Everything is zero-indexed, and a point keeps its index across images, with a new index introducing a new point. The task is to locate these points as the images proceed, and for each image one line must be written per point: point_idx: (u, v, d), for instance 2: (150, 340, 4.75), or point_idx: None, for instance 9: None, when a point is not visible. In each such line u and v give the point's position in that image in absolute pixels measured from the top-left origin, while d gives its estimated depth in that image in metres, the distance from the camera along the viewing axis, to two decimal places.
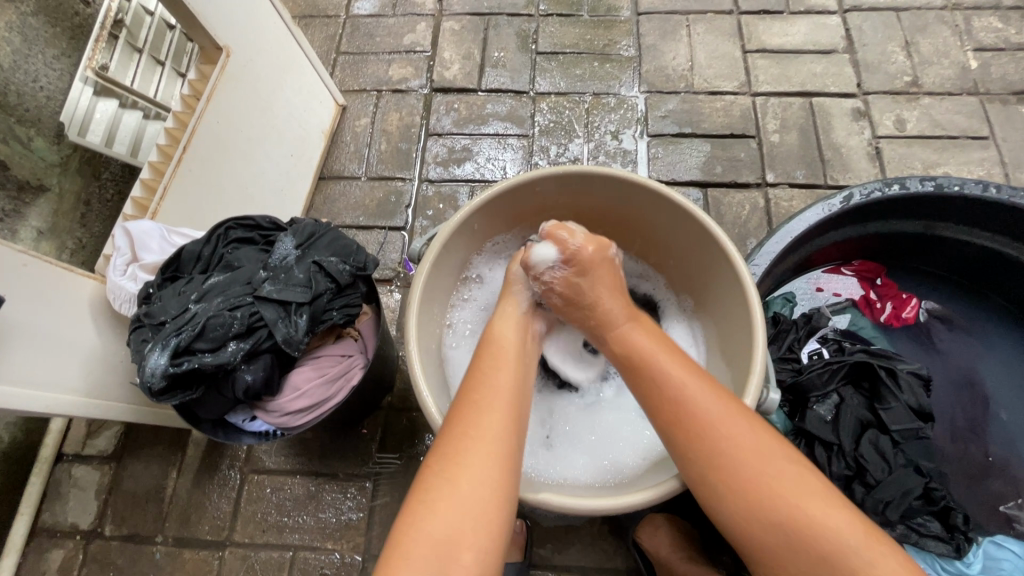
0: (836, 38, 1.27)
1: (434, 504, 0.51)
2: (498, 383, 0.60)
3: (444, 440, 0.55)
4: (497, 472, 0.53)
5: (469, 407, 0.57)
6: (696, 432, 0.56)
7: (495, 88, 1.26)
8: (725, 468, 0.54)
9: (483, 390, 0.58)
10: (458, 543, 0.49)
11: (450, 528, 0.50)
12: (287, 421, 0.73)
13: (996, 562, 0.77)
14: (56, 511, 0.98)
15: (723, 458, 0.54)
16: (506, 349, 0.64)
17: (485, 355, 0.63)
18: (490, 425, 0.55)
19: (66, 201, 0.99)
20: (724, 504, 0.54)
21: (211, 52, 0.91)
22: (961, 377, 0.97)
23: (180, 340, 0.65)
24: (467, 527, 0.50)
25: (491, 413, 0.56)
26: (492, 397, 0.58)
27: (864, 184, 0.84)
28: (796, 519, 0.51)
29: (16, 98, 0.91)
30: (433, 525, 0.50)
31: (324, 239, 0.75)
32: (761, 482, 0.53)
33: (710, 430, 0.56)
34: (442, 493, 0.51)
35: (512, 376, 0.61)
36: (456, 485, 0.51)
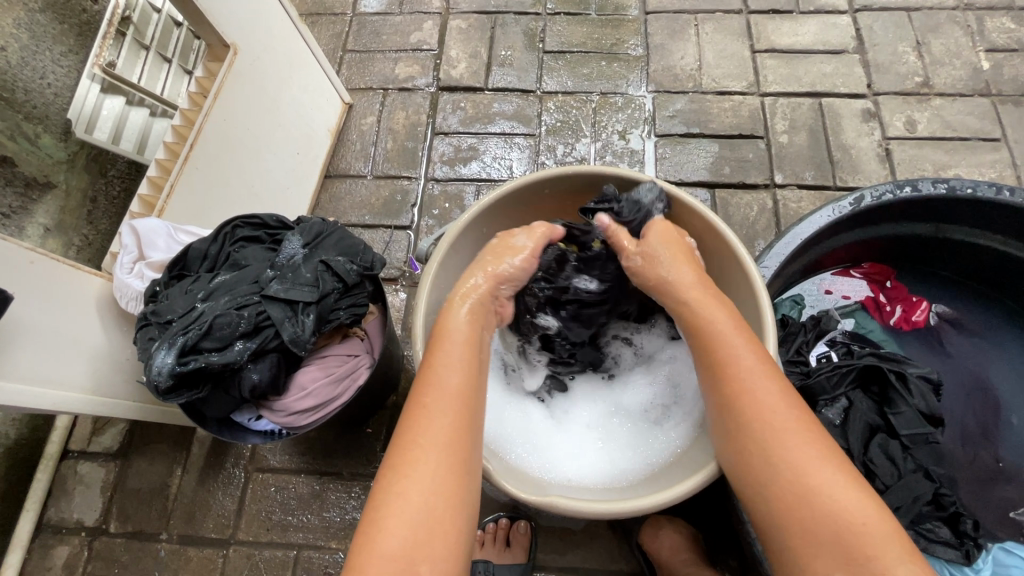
0: (846, 38, 1.26)
1: (387, 520, 0.48)
2: (451, 377, 0.57)
3: (395, 449, 0.52)
4: (446, 479, 0.51)
5: (419, 412, 0.54)
6: (737, 394, 0.57)
7: (502, 86, 1.26)
8: (765, 439, 0.54)
9: (430, 390, 0.55)
10: (416, 556, 0.47)
11: (404, 543, 0.47)
12: (293, 421, 0.73)
13: (1005, 569, 0.76)
14: (62, 508, 0.98)
15: (761, 424, 0.55)
16: (456, 342, 0.60)
17: (434, 348, 0.60)
18: (446, 424, 0.53)
19: (73, 198, 0.99)
20: (760, 476, 0.54)
21: (219, 50, 0.91)
22: (971, 381, 0.96)
23: (186, 339, 0.64)
24: (427, 544, 0.48)
25: (443, 415, 0.54)
26: (444, 396, 0.55)
27: (876, 186, 0.83)
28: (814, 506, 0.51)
29: (24, 95, 0.90)
30: (389, 538, 0.47)
31: (332, 238, 0.75)
32: (785, 455, 0.53)
33: (751, 396, 0.56)
34: (391, 505, 0.49)
35: (466, 372, 0.58)
36: (406, 497, 0.49)
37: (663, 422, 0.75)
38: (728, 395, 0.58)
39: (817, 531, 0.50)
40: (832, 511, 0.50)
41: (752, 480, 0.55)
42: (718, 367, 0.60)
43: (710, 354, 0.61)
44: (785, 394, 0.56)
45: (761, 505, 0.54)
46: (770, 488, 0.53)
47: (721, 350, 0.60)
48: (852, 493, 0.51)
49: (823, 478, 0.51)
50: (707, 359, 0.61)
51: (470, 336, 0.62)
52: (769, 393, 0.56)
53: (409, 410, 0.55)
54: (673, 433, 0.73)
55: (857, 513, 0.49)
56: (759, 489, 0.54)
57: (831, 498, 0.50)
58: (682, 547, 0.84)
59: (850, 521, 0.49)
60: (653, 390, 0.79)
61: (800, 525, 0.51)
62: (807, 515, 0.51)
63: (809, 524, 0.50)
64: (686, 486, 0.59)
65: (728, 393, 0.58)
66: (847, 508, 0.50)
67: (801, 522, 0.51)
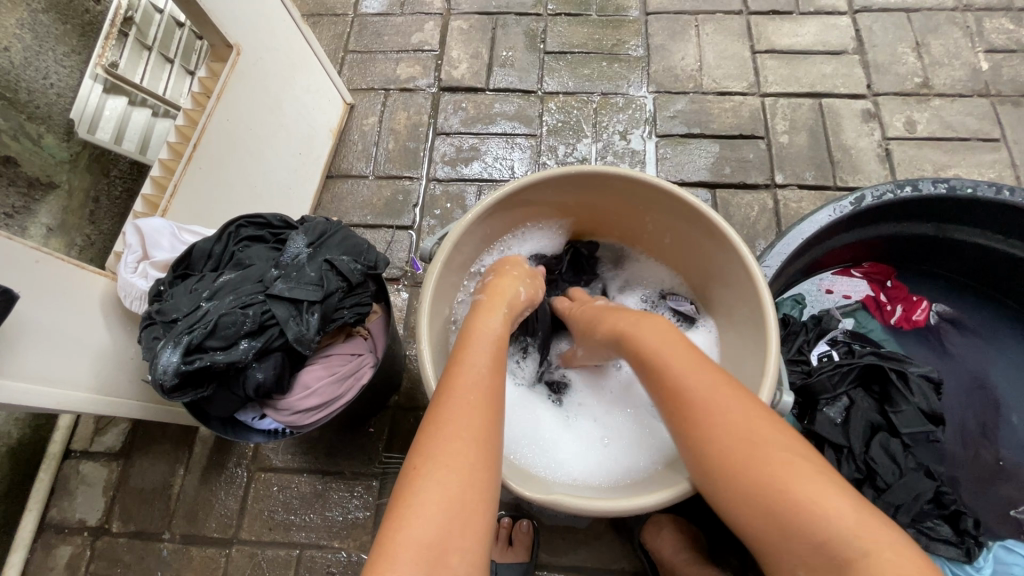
0: (846, 39, 1.26)
1: (421, 509, 0.47)
2: (482, 376, 0.57)
3: (429, 440, 0.52)
4: (479, 472, 0.50)
5: (458, 407, 0.54)
6: (678, 408, 0.57)
7: (503, 87, 1.26)
8: (721, 450, 0.53)
9: (466, 388, 0.56)
10: (449, 545, 0.46)
11: (441, 530, 0.46)
12: (297, 420, 0.73)
13: (1006, 566, 0.77)
14: (64, 508, 0.99)
15: (704, 434, 0.54)
16: (484, 343, 0.62)
17: (463, 350, 0.60)
18: (482, 421, 0.54)
19: (75, 198, 0.99)
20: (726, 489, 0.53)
21: (222, 50, 0.91)
22: (971, 380, 0.96)
23: (192, 337, 0.64)
24: (458, 533, 0.47)
25: (479, 411, 0.54)
26: (475, 391, 0.56)
27: (876, 185, 0.84)
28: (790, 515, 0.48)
29: (27, 95, 0.91)
30: (424, 525, 0.47)
31: (336, 237, 0.75)
32: (732, 458, 0.52)
33: (694, 407, 0.56)
34: (429, 495, 0.48)
35: (495, 372, 0.59)
36: (445, 487, 0.49)
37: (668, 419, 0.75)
38: (671, 410, 0.58)
39: (776, 528, 0.49)
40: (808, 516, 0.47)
41: (711, 488, 0.54)
42: (658, 386, 0.60)
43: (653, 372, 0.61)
44: (729, 397, 0.55)
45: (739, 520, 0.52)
46: (738, 500, 0.52)
47: (658, 367, 0.60)
48: (809, 480, 0.48)
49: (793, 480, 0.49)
50: (648, 376, 0.62)
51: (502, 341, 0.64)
52: (710, 400, 0.55)
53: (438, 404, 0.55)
54: None
55: (812, 500, 0.47)
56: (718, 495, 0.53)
57: (785, 491, 0.49)
58: (683, 546, 0.85)
59: (803, 513, 0.47)
60: None
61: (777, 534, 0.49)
62: (763, 513, 0.50)
63: (767, 522, 0.49)
64: (688, 485, 0.59)
65: (671, 407, 0.58)
66: (801, 500, 0.48)
67: (761, 521, 0.50)
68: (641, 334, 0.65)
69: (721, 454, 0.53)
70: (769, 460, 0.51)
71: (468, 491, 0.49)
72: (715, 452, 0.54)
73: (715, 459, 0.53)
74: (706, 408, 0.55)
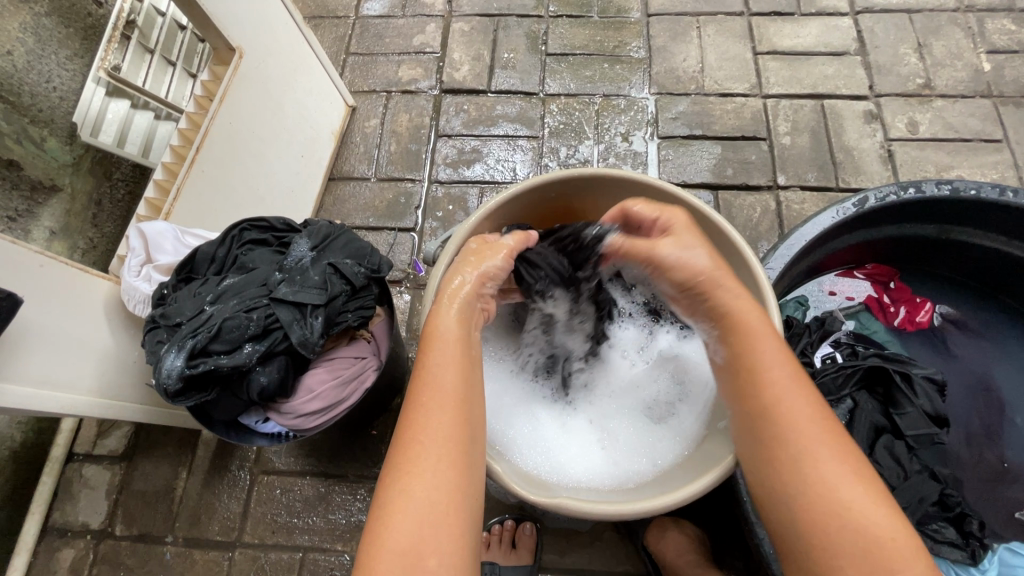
0: (848, 40, 1.26)
1: (391, 519, 0.48)
2: (450, 379, 0.57)
3: (395, 450, 0.53)
4: (449, 479, 0.51)
5: (417, 411, 0.54)
6: (769, 403, 0.57)
7: (505, 89, 1.26)
8: (795, 444, 0.55)
9: (428, 390, 0.55)
10: (422, 551, 0.47)
11: (410, 537, 0.48)
12: (301, 423, 0.73)
13: (1012, 570, 0.76)
14: (67, 511, 0.98)
15: (796, 438, 0.55)
16: (446, 341, 0.59)
17: (426, 349, 0.59)
18: (446, 421, 0.53)
19: (78, 201, 0.99)
20: (786, 480, 0.54)
21: (224, 54, 0.91)
22: (975, 382, 0.96)
23: (196, 341, 0.64)
24: (428, 536, 0.48)
25: (448, 416, 0.54)
26: (441, 397, 0.55)
27: (880, 187, 0.84)
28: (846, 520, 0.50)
29: (30, 99, 0.91)
30: (392, 534, 0.48)
31: (339, 241, 0.75)
32: (812, 467, 0.53)
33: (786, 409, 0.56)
34: (395, 506, 0.49)
35: (465, 369, 0.58)
36: (411, 495, 0.49)
37: (667, 425, 0.76)
38: (762, 405, 0.57)
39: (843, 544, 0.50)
40: (859, 523, 0.50)
41: (781, 491, 0.54)
42: (753, 376, 0.59)
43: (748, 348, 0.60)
44: (815, 407, 0.57)
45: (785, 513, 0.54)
46: (795, 494, 0.53)
47: (756, 358, 0.59)
48: (875, 506, 0.51)
49: (849, 488, 0.52)
50: (744, 365, 0.60)
51: (462, 339, 0.61)
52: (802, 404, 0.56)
53: (409, 409, 0.55)
54: (678, 435, 0.73)
55: (881, 525, 0.50)
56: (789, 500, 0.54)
57: (860, 513, 0.50)
58: (687, 549, 0.84)
59: (874, 532, 0.49)
60: (658, 391, 0.80)
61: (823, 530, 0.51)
62: (833, 526, 0.51)
63: (839, 537, 0.50)
64: (693, 489, 0.59)
65: (761, 401, 0.58)
66: (875, 521, 0.50)
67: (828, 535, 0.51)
68: (741, 312, 0.62)
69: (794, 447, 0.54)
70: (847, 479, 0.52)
71: (437, 497, 0.50)
72: (791, 444, 0.55)
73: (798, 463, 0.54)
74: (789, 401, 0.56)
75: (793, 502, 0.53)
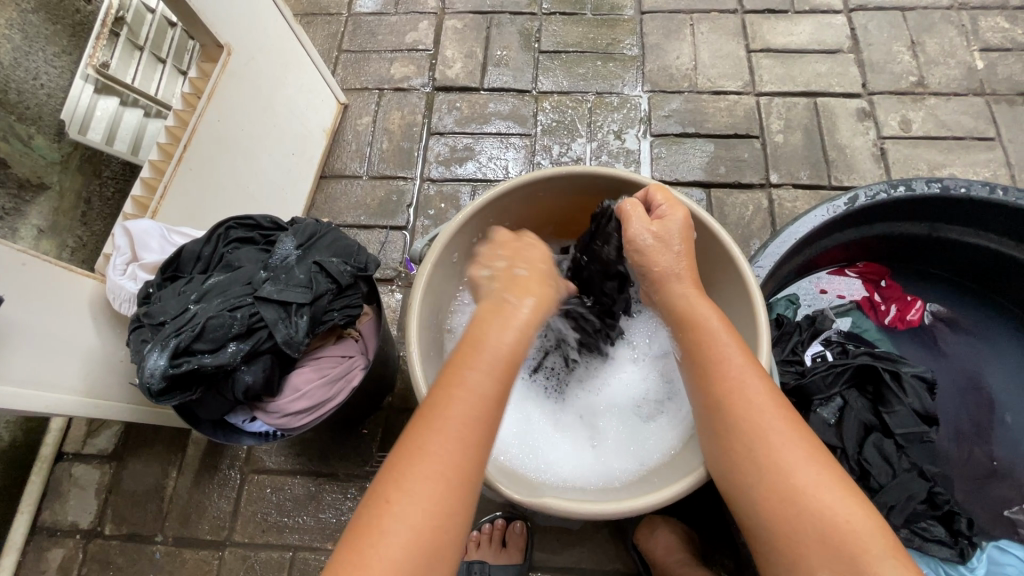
0: (841, 38, 1.26)
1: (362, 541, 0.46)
2: (472, 400, 0.52)
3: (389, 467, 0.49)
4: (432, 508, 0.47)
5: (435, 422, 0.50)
6: (728, 401, 0.57)
7: (498, 86, 1.26)
8: (753, 441, 0.54)
9: (444, 409, 0.51)
10: None
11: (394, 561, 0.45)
12: (287, 422, 0.73)
13: (1000, 566, 0.76)
14: (56, 510, 0.98)
15: (754, 433, 0.55)
16: (483, 357, 0.54)
17: (457, 363, 0.54)
18: (453, 436, 0.50)
19: (67, 198, 0.98)
20: (746, 476, 0.54)
21: (213, 51, 0.91)
22: (965, 380, 0.96)
23: (180, 340, 0.64)
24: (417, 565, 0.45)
25: (455, 438, 0.50)
26: (458, 416, 0.51)
27: (870, 185, 0.84)
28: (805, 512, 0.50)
29: (17, 95, 0.90)
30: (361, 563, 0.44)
31: (326, 239, 0.75)
32: (774, 459, 0.53)
33: (744, 404, 0.56)
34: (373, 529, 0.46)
35: (491, 384, 0.53)
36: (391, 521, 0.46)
37: (656, 423, 0.75)
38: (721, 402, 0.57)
39: (808, 536, 0.50)
40: (822, 513, 0.50)
41: (742, 484, 0.54)
42: (710, 371, 0.59)
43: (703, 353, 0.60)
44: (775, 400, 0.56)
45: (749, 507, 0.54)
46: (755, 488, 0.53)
47: (712, 353, 0.59)
48: (831, 488, 0.51)
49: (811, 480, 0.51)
50: (703, 364, 0.60)
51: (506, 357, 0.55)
52: (759, 398, 0.56)
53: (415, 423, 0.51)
54: (665, 434, 0.73)
55: (838, 509, 0.50)
56: (749, 492, 0.54)
57: (822, 500, 0.50)
58: (676, 547, 0.84)
59: (831, 519, 0.50)
60: (645, 389, 0.79)
61: (785, 523, 0.51)
62: (792, 516, 0.51)
63: (798, 529, 0.50)
64: (676, 489, 0.59)
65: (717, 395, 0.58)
66: (829, 507, 0.50)
67: (790, 526, 0.51)
68: (700, 314, 0.62)
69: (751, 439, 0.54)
70: (805, 467, 0.52)
71: (428, 523, 0.47)
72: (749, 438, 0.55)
73: (760, 458, 0.54)
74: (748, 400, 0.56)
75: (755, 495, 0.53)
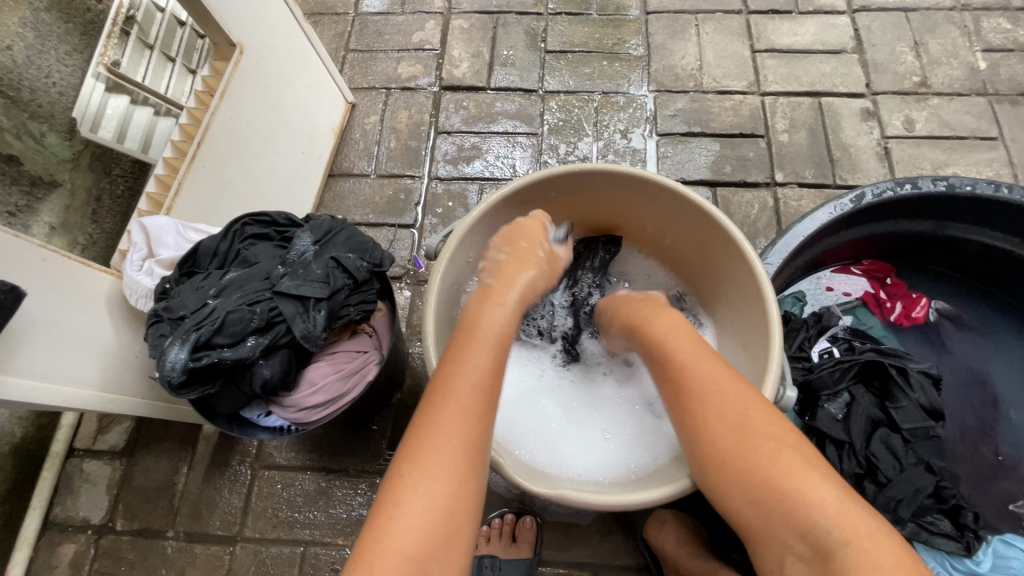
0: (845, 38, 1.27)
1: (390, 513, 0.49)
2: (477, 382, 0.56)
3: (410, 437, 0.54)
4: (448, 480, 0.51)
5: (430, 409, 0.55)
6: (689, 393, 0.60)
7: (504, 86, 1.27)
8: (705, 423, 0.57)
9: (456, 385, 0.55)
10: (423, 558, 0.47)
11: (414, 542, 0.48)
12: (303, 417, 0.74)
13: (1005, 561, 0.77)
14: (68, 506, 0.99)
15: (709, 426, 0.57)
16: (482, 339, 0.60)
17: (456, 347, 0.59)
18: (467, 405, 0.54)
19: (77, 196, 0.99)
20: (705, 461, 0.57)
21: (225, 49, 0.92)
22: (969, 376, 0.97)
23: (200, 334, 0.65)
24: (446, 537, 0.49)
25: (468, 413, 0.54)
26: (470, 393, 0.55)
27: (876, 183, 0.85)
28: (760, 487, 0.52)
29: (29, 94, 0.91)
30: (395, 535, 0.48)
31: (342, 235, 0.75)
32: (733, 449, 0.55)
33: (702, 396, 0.58)
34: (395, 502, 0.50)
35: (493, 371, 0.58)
36: (415, 494, 0.50)
37: (671, 414, 0.75)
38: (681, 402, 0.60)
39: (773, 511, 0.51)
40: (780, 487, 0.51)
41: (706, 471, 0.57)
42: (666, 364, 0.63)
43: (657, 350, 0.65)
44: (727, 379, 0.59)
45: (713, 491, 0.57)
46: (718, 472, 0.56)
47: (668, 351, 0.63)
48: (784, 458, 0.53)
49: (763, 454, 0.53)
50: (660, 357, 0.64)
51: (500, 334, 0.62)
52: (712, 381, 0.59)
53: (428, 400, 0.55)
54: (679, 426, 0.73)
55: (790, 478, 0.51)
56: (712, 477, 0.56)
57: (772, 471, 0.52)
58: (686, 541, 0.85)
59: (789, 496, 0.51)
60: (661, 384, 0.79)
61: (747, 503, 0.53)
62: (755, 496, 0.53)
63: (758, 505, 0.52)
64: (688, 481, 0.59)
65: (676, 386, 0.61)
66: (788, 481, 0.51)
67: (754, 507, 0.53)
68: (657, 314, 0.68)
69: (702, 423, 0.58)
70: (758, 441, 0.54)
71: (445, 496, 0.50)
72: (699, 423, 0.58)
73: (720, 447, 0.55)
74: (698, 384, 0.59)
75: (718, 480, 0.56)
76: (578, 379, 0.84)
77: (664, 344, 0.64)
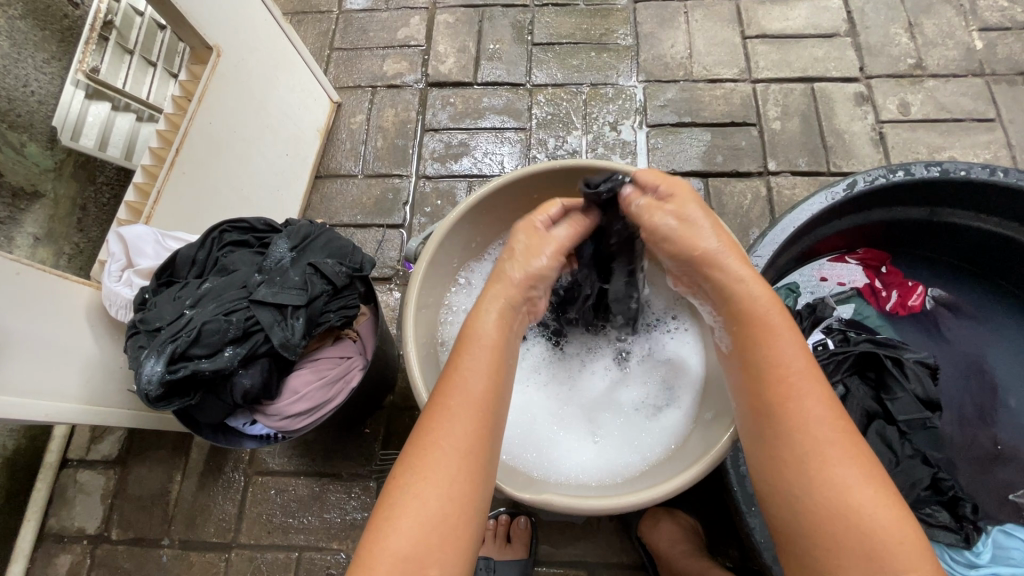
0: (837, 22, 1.24)
1: (406, 517, 0.47)
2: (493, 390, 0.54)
3: (431, 443, 0.51)
4: (459, 484, 0.49)
5: (462, 419, 0.52)
6: (782, 403, 0.54)
7: (491, 81, 1.25)
8: (793, 438, 0.52)
9: (472, 398, 0.53)
10: (424, 557, 0.46)
11: (412, 544, 0.46)
12: (287, 424, 0.73)
13: (1005, 552, 0.77)
14: (63, 516, 0.99)
15: (795, 435, 0.52)
16: (486, 347, 0.57)
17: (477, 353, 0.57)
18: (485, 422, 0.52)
19: (62, 206, 0.98)
20: (790, 484, 0.52)
21: (201, 52, 0.90)
22: (968, 365, 0.96)
23: (176, 346, 0.64)
24: (445, 537, 0.47)
25: (477, 421, 0.52)
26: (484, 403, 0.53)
27: (868, 170, 0.83)
28: (844, 518, 0.49)
29: (7, 104, 0.90)
30: (396, 537, 0.47)
31: (320, 240, 0.74)
32: (820, 463, 0.51)
33: (791, 407, 0.53)
34: (407, 507, 0.48)
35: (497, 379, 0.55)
36: (424, 498, 0.48)
37: (664, 415, 0.75)
38: (767, 388, 0.55)
39: (842, 540, 0.48)
40: (864, 529, 0.48)
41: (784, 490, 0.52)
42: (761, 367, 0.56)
43: (757, 345, 0.57)
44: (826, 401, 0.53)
45: (785, 510, 0.52)
46: (800, 497, 0.51)
47: (764, 351, 0.56)
48: (879, 503, 0.49)
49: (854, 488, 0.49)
50: (753, 356, 0.57)
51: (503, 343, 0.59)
52: (810, 401, 0.53)
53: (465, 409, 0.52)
54: (670, 430, 0.73)
55: (881, 526, 0.48)
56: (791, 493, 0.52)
57: (861, 510, 0.49)
58: (680, 539, 0.84)
59: (880, 539, 0.47)
60: (648, 388, 0.78)
61: (826, 537, 0.49)
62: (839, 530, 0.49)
63: (845, 540, 0.48)
64: (671, 484, 0.58)
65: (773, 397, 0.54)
66: (875, 524, 0.48)
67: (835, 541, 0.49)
68: (757, 302, 0.58)
69: (786, 428, 0.53)
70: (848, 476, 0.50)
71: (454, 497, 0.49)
72: (788, 434, 0.53)
73: (794, 450, 0.52)
74: (796, 399, 0.53)
75: (796, 502, 0.51)
76: (570, 378, 0.81)
77: (773, 342, 0.56)
